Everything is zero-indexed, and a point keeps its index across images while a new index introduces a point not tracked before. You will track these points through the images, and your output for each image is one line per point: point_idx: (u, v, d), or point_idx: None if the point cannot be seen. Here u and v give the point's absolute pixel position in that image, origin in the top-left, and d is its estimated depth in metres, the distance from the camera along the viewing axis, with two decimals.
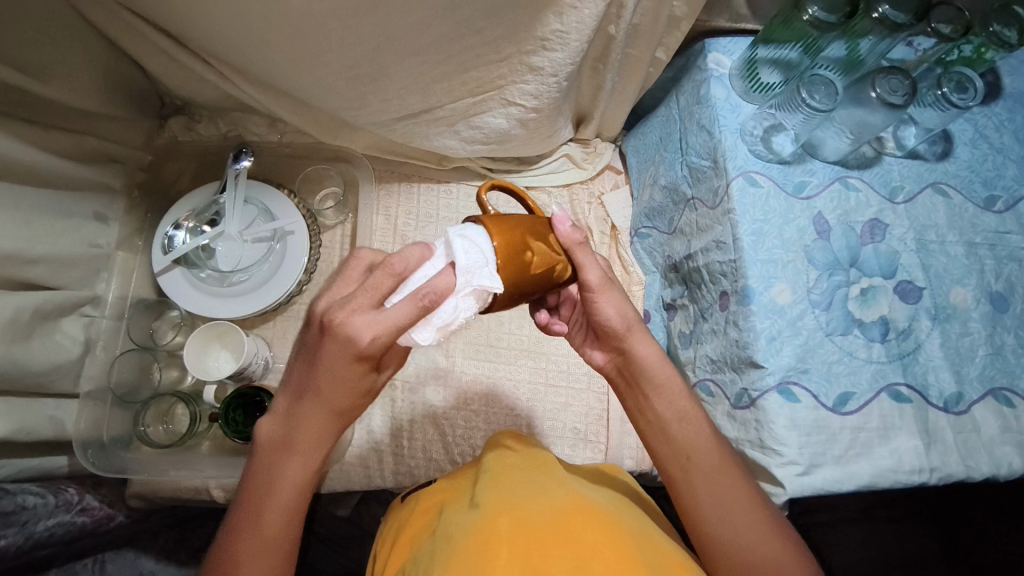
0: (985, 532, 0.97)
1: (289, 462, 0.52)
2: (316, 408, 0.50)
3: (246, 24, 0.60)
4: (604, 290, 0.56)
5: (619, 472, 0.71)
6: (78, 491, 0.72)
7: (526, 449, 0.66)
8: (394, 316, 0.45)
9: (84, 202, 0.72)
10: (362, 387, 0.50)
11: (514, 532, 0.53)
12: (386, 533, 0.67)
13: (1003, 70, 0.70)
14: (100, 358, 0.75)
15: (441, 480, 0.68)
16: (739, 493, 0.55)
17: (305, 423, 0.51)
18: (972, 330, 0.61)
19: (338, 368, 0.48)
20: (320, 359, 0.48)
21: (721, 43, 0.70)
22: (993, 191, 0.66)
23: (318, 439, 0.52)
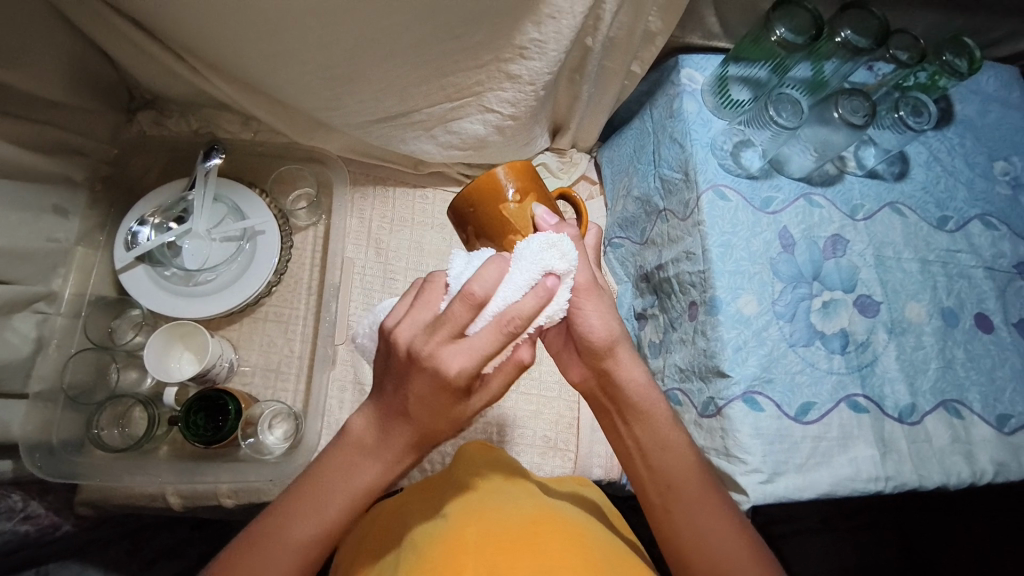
0: (931, 539, 1.02)
1: (354, 480, 0.53)
2: (402, 429, 0.50)
3: (220, 19, 0.58)
4: (586, 294, 0.53)
5: (589, 485, 0.72)
6: (22, 497, 0.70)
7: (496, 461, 0.66)
8: (480, 344, 0.45)
9: (43, 194, 0.69)
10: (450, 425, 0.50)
11: (482, 541, 0.52)
12: (350, 543, 0.66)
13: (954, 97, 0.73)
14: (52, 357, 0.72)
15: (408, 488, 0.67)
16: (725, 524, 0.55)
17: (398, 443, 0.51)
18: (924, 343, 0.63)
19: (462, 412, 0.49)
20: (432, 404, 0.47)
21: (694, 60, 0.72)
22: (945, 212, 0.69)
23: (408, 463, 0.53)
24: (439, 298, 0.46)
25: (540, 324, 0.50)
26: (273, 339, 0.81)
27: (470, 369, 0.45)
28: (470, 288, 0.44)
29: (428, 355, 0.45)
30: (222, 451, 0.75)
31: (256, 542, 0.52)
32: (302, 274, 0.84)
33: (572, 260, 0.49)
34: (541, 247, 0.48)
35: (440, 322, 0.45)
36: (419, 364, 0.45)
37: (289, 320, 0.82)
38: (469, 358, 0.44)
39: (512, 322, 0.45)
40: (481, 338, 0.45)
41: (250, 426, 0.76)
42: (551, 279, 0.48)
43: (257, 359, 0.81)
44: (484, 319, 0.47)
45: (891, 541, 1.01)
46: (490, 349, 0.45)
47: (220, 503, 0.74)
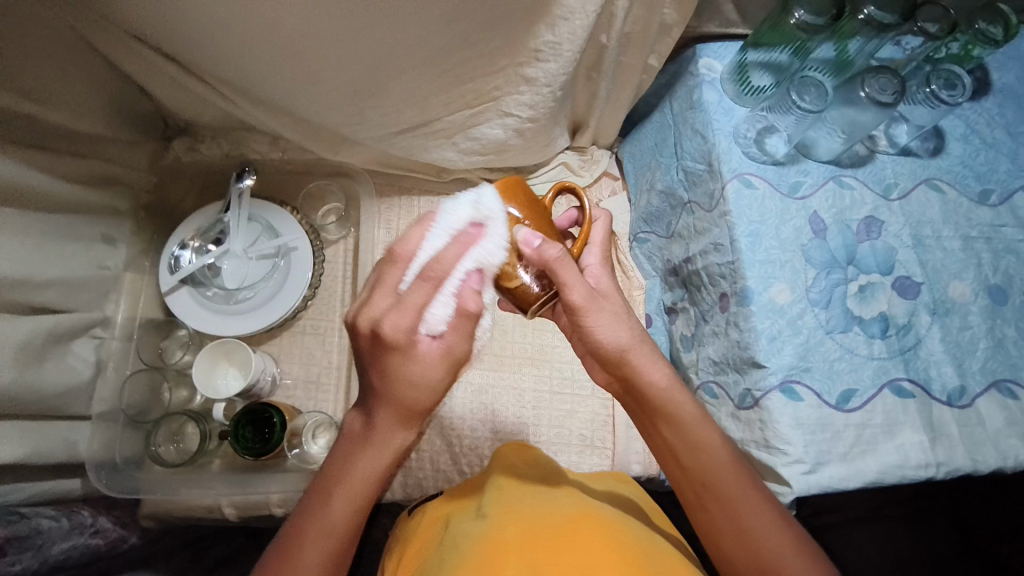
0: (992, 526, 0.98)
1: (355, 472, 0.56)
2: (387, 415, 0.54)
3: (246, 47, 0.61)
4: (592, 304, 0.53)
5: (628, 483, 0.71)
6: (90, 513, 0.73)
7: (532, 462, 0.67)
8: (413, 298, 0.50)
9: (92, 225, 0.73)
10: (421, 390, 0.53)
11: (522, 538, 0.53)
12: (395, 544, 0.68)
13: (992, 65, 0.70)
14: (111, 379, 0.76)
15: (449, 490, 0.68)
16: (767, 517, 0.54)
17: (384, 425, 0.55)
18: (972, 323, 0.61)
19: (414, 377, 0.52)
20: (390, 369, 0.52)
21: (711, 48, 0.72)
22: (986, 185, 0.66)
23: (395, 440, 0.56)
24: (393, 273, 0.52)
25: (484, 278, 0.51)
26: (312, 352, 0.84)
27: (404, 324, 0.50)
28: (396, 247, 0.52)
29: (384, 328, 0.50)
30: (272, 462, 0.78)
31: (294, 548, 0.55)
32: (335, 287, 0.87)
33: (491, 205, 0.50)
34: (459, 200, 0.52)
35: (384, 284, 0.52)
36: (384, 342, 0.50)
37: (326, 332, 0.85)
38: (403, 313, 0.50)
39: (433, 269, 0.49)
40: (412, 292, 0.50)
41: (296, 437, 0.79)
42: (475, 226, 0.51)
43: (298, 371, 0.83)
44: (443, 298, 0.50)
45: (949, 530, 0.98)
46: (424, 298, 0.50)
47: (272, 512, 0.77)
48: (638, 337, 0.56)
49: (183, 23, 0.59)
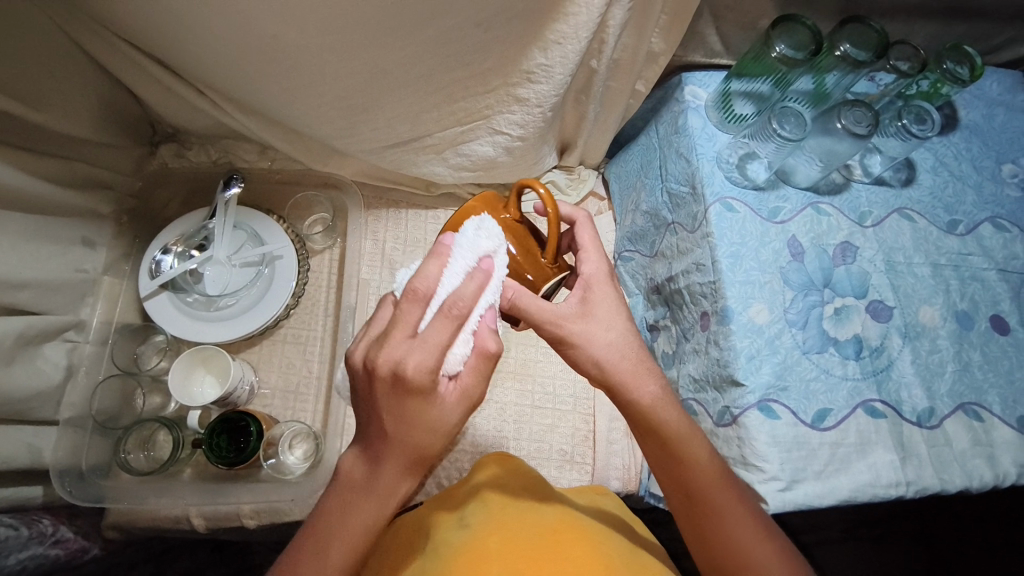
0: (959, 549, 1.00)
1: (358, 521, 0.54)
2: (396, 456, 0.53)
3: (241, 57, 0.61)
4: (572, 319, 0.56)
5: (608, 495, 0.72)
6: (52, 522, 0.69)
7: (515, 471, 0.66)
8: (434, 337, 0.48)
9: (72, 227, 0.72)
10: (433, 432, 0.52)
11: (504, 546, 0.54)
12: (371, 558, 0.66)
13: (959, 103, 0.74)
14: (81, 383, 0.74)
15: (428, 501, 0.67)
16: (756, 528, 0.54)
17: (389, 474, 0.54)
18: (940, 347, 0.63)
19: (429, 421, 0.51)
20: (409, 411, 0.50)
21: (697, 77, 0.74)
22: (954, 216, 0.69)
23: (400, 487, 0.55)
24: (411, 312, 0.50)
25: (495, 317, 0.55)
26: (292, 361, 0.83)
27: (428, 363, 0.48)
28: (413, 284, 0.50)
29: (408, 367, 0.48)
30: (245, 471, 0.77)
31: None
32: (318, 296, 0.86)
33: (492, 240, 0.54)
34: (469, 238, 0.53)
35: (399, 325, 0.49)
36: (405, 384, 0.48)
37: (307, 342, 0.84)
38: (426, 353, 0.48)
39: (419, 289, 0.50)
40: (433, 331, 0.49)
41: (272, 446, 0.76)
42: (486, 262, 0.53)
43: (277, 381, 0.82)
44: (463, 336, 0.53)
45: (920, 554, 0.99)
46: (446, 338, 0.49)
47: (243, 524, 0.75)
48: (625, 346, 0.57)
49: (179, 30, 0.59)
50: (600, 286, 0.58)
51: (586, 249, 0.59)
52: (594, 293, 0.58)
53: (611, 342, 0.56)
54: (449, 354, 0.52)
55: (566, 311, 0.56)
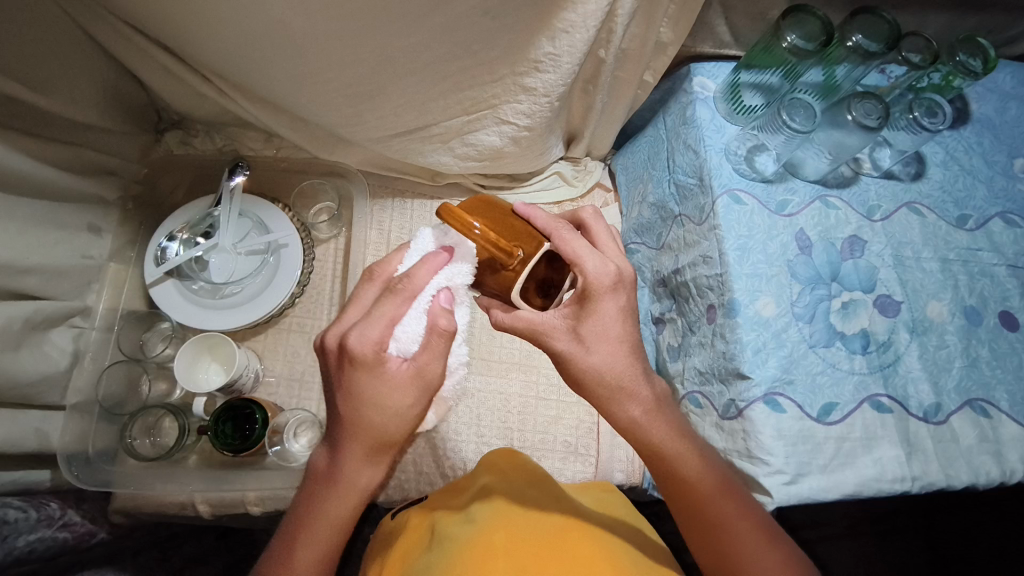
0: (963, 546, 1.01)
1: (327, 510, 0.57)
2: (354, 442, 0.55)
3: (247, 43, 0.61)
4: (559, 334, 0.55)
5: (614, 492, 0.72)
6: (60, 506, 0.70)
7: (520, 468, 0.68)
8: (382, 313, 0.51)
9: (78, 213, 0.72)
10: (393, 419, 0.54)
11: (508, 542, 0.56)
12: (375, 550, 0.68)
13: (971, 96, 0.73)
14: (88, 369, 0.75)
15: (431, 495, 0.68)
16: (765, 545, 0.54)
17: (352, 462, 0.56)
18: (948, 342, 0.63)
19: (379, 396, 0.52)
20: (363, 389, 0.52)
21: (706, 68, 0.73)
22: (964, 210, 0.69)
23: (359, 480, 0.57)
24: (367, 292, 0.55)
25: (453, 297, 0.53)
26: (296, 350, 0.83)
27: (372, 335, 0.51)
28: (376, 266, 0.56)
29: (352, 341, 0.51)
30: (250, 459, 0.77)
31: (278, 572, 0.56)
32: (324, 286, 0.86)
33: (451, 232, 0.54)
34: (429, 232, 0.56)
35: (357, 304, 0.55)
36: (356, 357, 0.51)
37: (312, 331, 0.84)
38: (371, 328, 0.51)
39: (404, 284, 0.52)
40: (381, 306, 0.52)
41: (277, 434, 0.77)
42: (445, 249, 0.53)
43: (282, 369, 0.82)
44: (414, 313, 0.52)
45: (921, 549, 1.01)
46: (394, 313, 0.52)
47: (248, 510, 0.76)
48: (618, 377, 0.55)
49: (185, 16, 0.59)
50: (602, 300, 0.54)
51: (576, 260, 0.53)
52: (596, 305, 0.54)
53: (593, 366, 0.55)
54: (402, 331, 0.52)
55: (556, 324, 0.55)
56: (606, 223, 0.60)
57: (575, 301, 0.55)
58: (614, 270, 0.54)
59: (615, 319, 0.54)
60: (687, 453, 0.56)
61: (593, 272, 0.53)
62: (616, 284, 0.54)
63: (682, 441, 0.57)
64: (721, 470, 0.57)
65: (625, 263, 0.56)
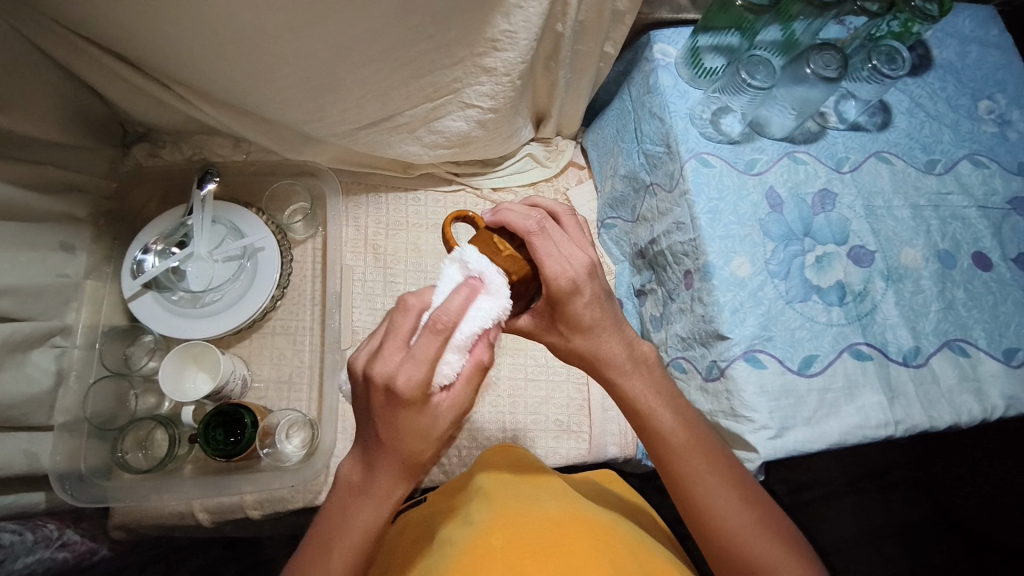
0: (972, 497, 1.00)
1: (354, 524, 0.52)
2: (389, 465, 0.50)
3: (200, 42, 0.60)
4: (539, 331, 0.57)
5: (610, 482, 0.73)
6: (57, 526, 0.70)
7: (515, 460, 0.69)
8: (422, 351, 0.45)
9: (49, 232, 0.71)
10: (424, 435, 0.48)
11: (507, 544, 0.55)
12: (379, 557, 0.68)
13: (931, 43, 0.73)
14: (74, 388, 0.74)
15: (431, 496, 0.69)
16: (736, 494, 0.54)
17: (386, 476, 0.50)
18: (923, 288, 0.63)
19: (417, 425, 0.48)
20: (399, 418, 0.47)
21: (665, 34, 0.73)
22: (932, 155, 0.69)
23: (398, 492, 0.52)
24: (405, 323, 0.48)
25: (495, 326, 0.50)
26: (282, 352, 0.83)
27: (419, 378, 0.45)
28: (406, 298, 0.48)
29: (397, 384, 0.45)
30: (245, 463, 0.77)
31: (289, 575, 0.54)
32: (304, 286, 0.86)
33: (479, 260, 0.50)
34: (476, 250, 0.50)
35: (393, 338, 0.47)
36: (397, 398, 0.46)
37: (297, 332, 0.84)
38: (416, 367, 0.45)
39: (439, 321, 0.45)
40: (420, 346, 0.45)
41: (268, 436, 0.77)
42: (475, 279, 0.50)
43: (270, 373, 0.82)
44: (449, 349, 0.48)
45: (920, 500, 1.04)
46: (434, 351, 0.45)
47: (247, 515, 0.76)
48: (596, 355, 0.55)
49: (135, 20, 0.58)
50: (569, 299, 0.52)
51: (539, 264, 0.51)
52: (568, 306, 0.52)
53: (574, 352, 0.56)
54: (443, 364, 0.48)
55: (534, 325, 0.57)
56: (575, 212, 0.58)
57: (546, 308, 0.54)
58: (586, 260, 0.52)
59: (586, 313, 0.53)
60: (659, 409, 0.55)
61: (552, 276, 0.50)
62: (576, 284, 0.51)
63: (660, 398, 0.56)
64: (693, 428, 0.56)
65: (595, 256, 0.54)
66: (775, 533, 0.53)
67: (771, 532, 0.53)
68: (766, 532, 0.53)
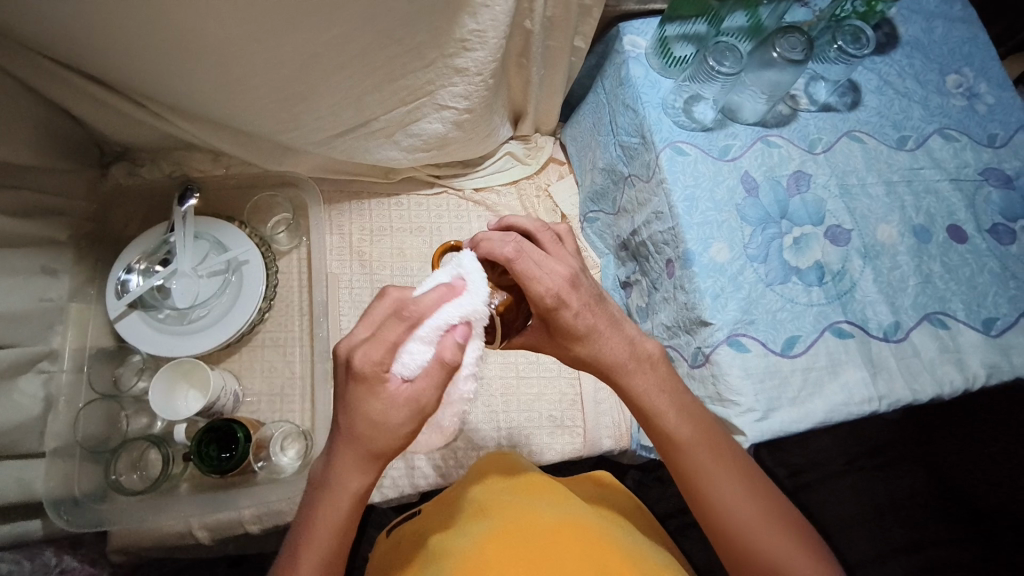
0: (974, 471, 1.04)
1: (317, 519, 0.51)
2: (347, 456, 0.49)
3: (168, 58, 0.60)
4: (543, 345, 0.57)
5: (607, 487, 0.72)
6: (55, 553, 0.71)
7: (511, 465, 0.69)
8: (386, 334, 0.46)
9: (30, 257, 0.71)
10: (377, 426, 0.47)
11: (505, 554, 0.56)
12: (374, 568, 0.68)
13: (897, 20, 0.74)
14: (63, 413, 0.74)
15: (426, 507, 0.69)
16: (740, 482, 0.53)
17: (345, 466, 0.50)
18: (900, 262, 0.64)
19: (371, 413, 0.46)
20: (355, 402, 0.47)
21: (635, 25, 0.73)
22: (903, 132, 0.70)
23: (349, 484, 0.50)
24: (378, 308, 0.49)
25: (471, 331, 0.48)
26: (273, 364, 0.83)
27: (375, 358, 0.46)
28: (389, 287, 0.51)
29: (355, 359, 0.46)
30: (241, 478, 0.77)
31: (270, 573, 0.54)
32: (292, 297, 0.86)
33: (470, 263, 0.49)
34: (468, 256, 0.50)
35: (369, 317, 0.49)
36: (355, 375, 0.46)
37: (286, 343, 0.84)
38: (376, 347, 0.46)
39: (408, 309, 0.46)
40: (385, 329, 0.47)
41: (262, 449, 0.77)
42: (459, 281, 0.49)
43: (261, 386, 0.82)
44: (417, 340, 0.47)
45: (920, 474, 1.05)
46: (397, 336, 0.46)
47: (247, 530, 0.76)
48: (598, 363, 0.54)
49: (101, 40, 0.58)
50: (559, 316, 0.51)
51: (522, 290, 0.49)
52: (558, 322, 0.51)
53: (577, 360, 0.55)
54: (405, 354, 0.47)
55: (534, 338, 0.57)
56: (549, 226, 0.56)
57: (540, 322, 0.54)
58: (567, 271, 0.52)
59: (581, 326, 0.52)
60: (665, 408, 0.54)
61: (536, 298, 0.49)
62: (561, 300, 0.50)
63: (665, 396, 0.54)
64: (697, 416, 0.55)
65: (577, 267, 0.53)
66: (783, 524, 0.53)
67: (780, 524, 0.53)
68: (775, 524, 0.53)
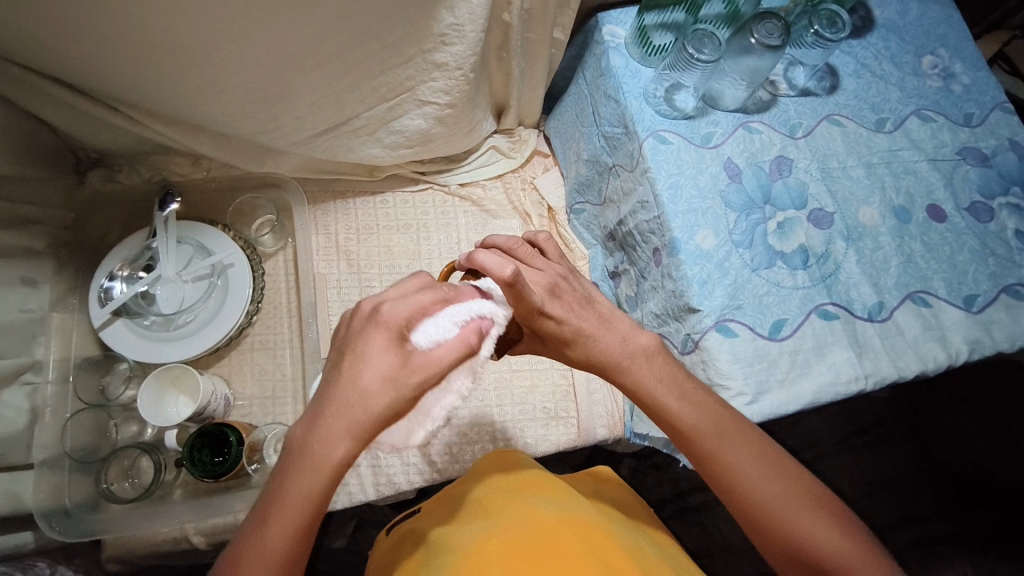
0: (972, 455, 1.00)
1: (289, 495, 0.45)
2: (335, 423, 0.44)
3: (140, 61, 0.59)
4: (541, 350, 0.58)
5: (609, 483, 0.73)
6: (47, 564, 0.67)
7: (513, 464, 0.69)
8: (419, 296, 0.47)
9: (8, 268, 0.69)
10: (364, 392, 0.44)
11: (510, 551, 0.55)
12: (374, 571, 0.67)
13: (873, 4, 0.75)
14: (50, 424, 0.74)
15: (426, 509, 0.69)
16: (759, 465, 0.52)
17: (328, 428, 0.44)
18: (882, 243, 0.65)
19: (373, 360, 0.45)
20: (364, 349, 0.45)
21: (613, 16, 0.73)
22: (881, 114, 0.70)
23: (332, 451, 0.44)
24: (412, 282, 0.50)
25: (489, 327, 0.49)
26: (263, 367, 0.82)
27: (403, 312, 0.46)
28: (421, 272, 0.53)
29: (385, 308, 0.46)
30: (235, 483, 0.76)
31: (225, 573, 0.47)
32: (280, 299, 0.86)
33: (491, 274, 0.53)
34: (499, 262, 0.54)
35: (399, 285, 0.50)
36: (378, 322, 0.46)
37: (276, 346, 0.83)
38: (405, 304, 0.47)
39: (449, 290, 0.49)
40: (418, 294, 0.48)
41: (255, 452, 0.77)
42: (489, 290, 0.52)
43: (252, 390, 0.82)
44: (445, 317, 0.47)
45: (907, 450, 1.08)
46: (427, 302, 0.47)
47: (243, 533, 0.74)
48: (592, 360, 0.55)
49: (69, 46, 0.57)
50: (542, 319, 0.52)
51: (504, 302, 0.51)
52: (544, 325, 0.53)
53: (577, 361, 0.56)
54: (428, 325, 0.46)
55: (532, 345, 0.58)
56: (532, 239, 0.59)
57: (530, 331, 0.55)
58: (545, 281, 0.54)
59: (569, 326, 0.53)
60: (665, 397, 0.53)
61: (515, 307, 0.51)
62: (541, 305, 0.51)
63: (663, 386, 0.54)
64: (707, 404, 0.54)
65: (557, 274, 0.55)
66: (812, 498, 0.52)
67: (809, 499, 0.52)
68: (805, 500, 0.52)
